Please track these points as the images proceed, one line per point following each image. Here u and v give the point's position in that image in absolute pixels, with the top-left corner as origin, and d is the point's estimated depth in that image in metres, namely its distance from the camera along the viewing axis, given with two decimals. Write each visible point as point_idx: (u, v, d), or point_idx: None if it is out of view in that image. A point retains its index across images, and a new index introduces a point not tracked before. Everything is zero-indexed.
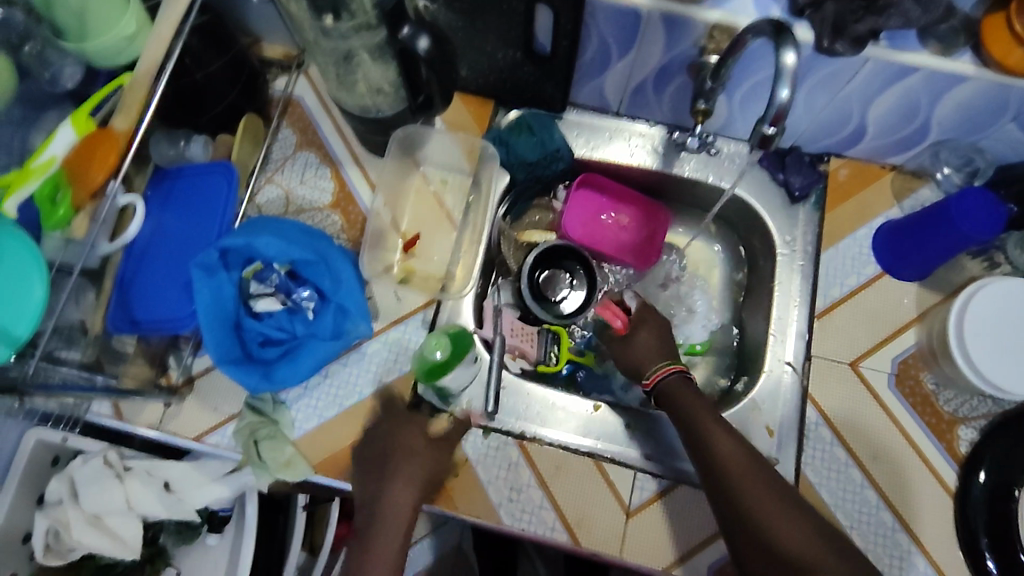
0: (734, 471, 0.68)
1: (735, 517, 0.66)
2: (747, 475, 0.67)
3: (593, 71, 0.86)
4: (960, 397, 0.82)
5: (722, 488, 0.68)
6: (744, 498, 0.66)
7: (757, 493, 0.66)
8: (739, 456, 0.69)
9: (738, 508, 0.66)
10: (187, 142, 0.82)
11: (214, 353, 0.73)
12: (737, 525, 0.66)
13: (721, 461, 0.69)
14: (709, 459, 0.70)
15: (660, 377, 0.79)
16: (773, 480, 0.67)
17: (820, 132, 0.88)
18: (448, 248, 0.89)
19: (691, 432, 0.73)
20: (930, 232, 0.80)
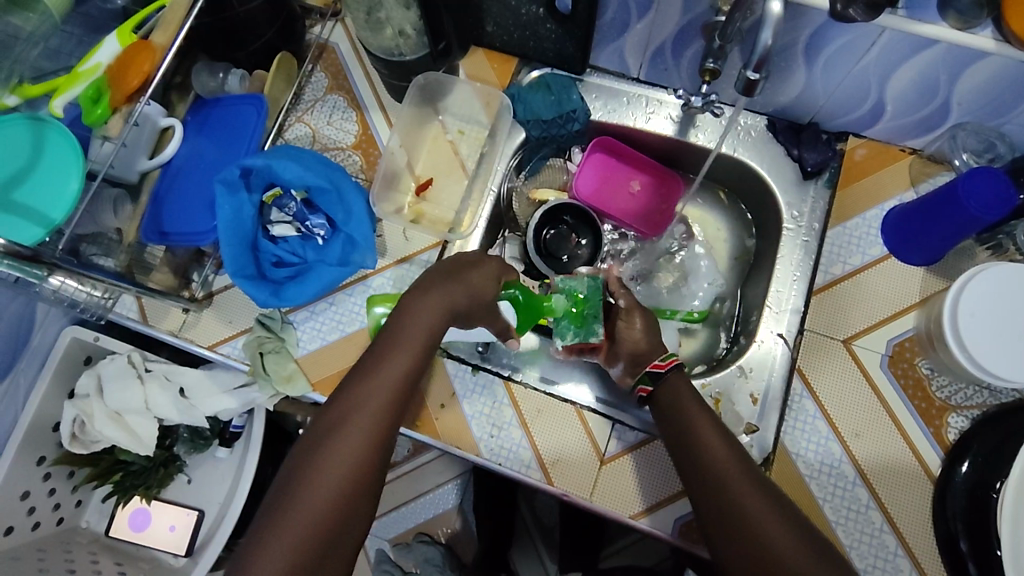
0: (727, 475, 0.65)
1: (726, 524, 0.63)
2: (740, 481, 0.65)
3: (613, 33, 0.88)
4: (955, 384, 0.81)
5: (713, 495, 0.65)
6: (736, 504, 0.63)
7: (752, 501, 0.63)
8: (733, 462, 0.66)
9: (729, 515, 0.63)
10: (226, 74, 0.88)
11: (230, 267, 0.79)
12: (728, 535, 0.62)
13: (713, 465, 0.66)
14: (698, 466, 0.67)
15: (670, 366, 0.76)
16: (766, 488, 0.64)
17: (838, 107, 0.88)
18: (458, 194, 0.94)
19: (683, 431, 0.71)
20: (939, 213, 0.79)
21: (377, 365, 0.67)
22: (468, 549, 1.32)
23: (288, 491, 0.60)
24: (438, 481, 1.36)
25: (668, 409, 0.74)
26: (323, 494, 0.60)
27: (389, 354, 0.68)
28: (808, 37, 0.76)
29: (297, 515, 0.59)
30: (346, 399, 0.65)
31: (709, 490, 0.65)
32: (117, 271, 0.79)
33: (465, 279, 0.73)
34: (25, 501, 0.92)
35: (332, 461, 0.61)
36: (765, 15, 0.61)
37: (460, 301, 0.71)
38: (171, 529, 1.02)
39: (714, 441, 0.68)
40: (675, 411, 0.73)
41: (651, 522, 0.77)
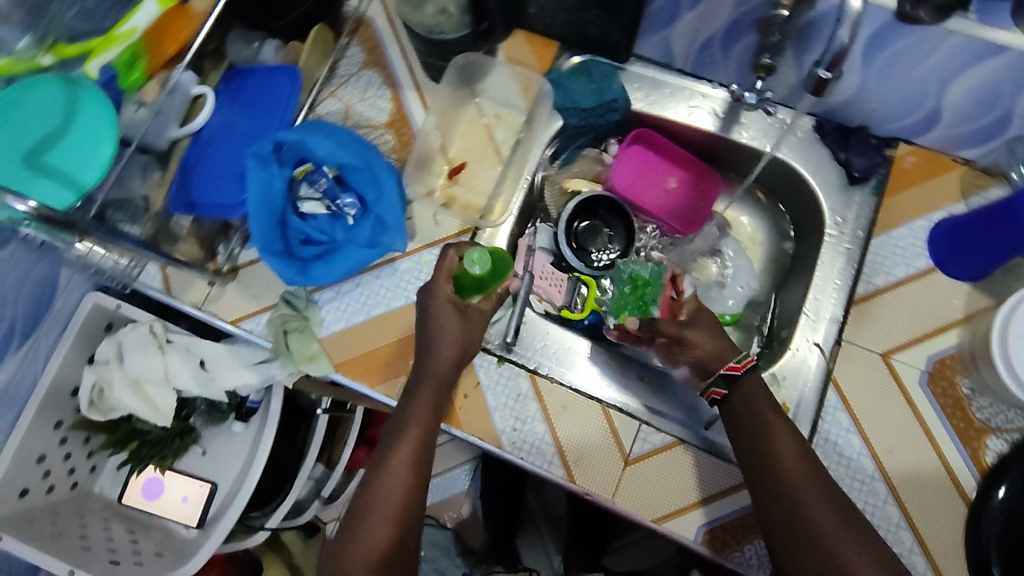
0: (800, 489, 0.65)
1: (796, 538, 0.64)
2: (813, 495, 0.65)
3: (661, 22, 0.85)
4: (996, 406, 0.78)
5: (784, 508, 0.65)
6: (809, 520, 0.64)
7: (825, 517, 0.64)
8: (807, 474, 0.66)
9: (801, 529, 0.64)
10: (261, 44, 0.88)
11: (258, 242, 0.77)
12: (799, 548, 0.64)
13: (785, 476, 0.66)
14: (770, 477, 0.67)
15: (747, 368, 0.73)
16: (839, 504, 0.65)
17: (891, 113, 0.85)
18: (491, 180, 0.91)
19: (753, 433, 0.70)
20: (990, 229, 0.76)
21: (420, 381, 0.74)
22: (475, 536, 1.31)
23: (364, 499, 0.69)
24: (448, 466, 1.35)
25: (740, 409, 0.72)
26: (394, 501, 0.68)
27: (427, 371, 0.74)
28: (869, 38, 0.73)
29: (375, 519, 0.67)
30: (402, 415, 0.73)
31: (779, 502, 0.66)
32: (142, 240, 0.76)
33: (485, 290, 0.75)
34: (40, 464, 0.91)
35: (398, 471, 0.69)
36: (839, 10, 0.58)
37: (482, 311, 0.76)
38: (184, 500, 1.01)
39: (788, 451, 0.68)
40: (751, 415, 0.71)
41: (673, 527, 0.76)
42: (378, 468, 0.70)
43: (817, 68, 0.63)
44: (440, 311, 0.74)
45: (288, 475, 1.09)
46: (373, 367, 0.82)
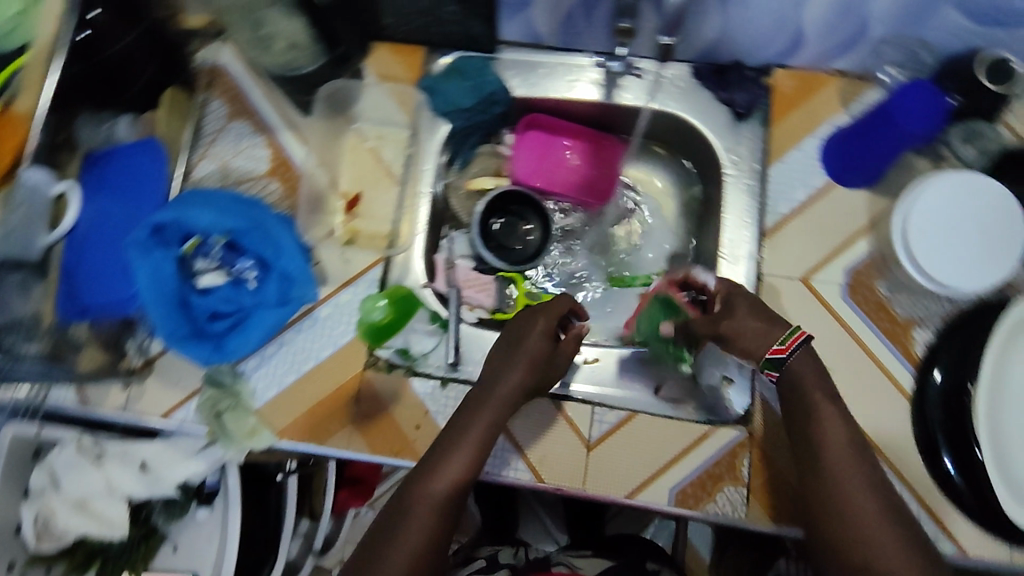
0: (842, 485, 0.65)
1: (824, 508, 0.65)
2: (858, 490, 0.64)
3: (519, 4, 0.83)
4: (914, 300, 0.81)
5: (815, 479, 0.67)
6: (836, 493, 0.65)
7: (854, 489, 0.64)
8: (852, 472, 0.65)
9: (827, 499, 0.65)
10: (112, 122, 0.82)
11: (162, 332, 0.75)
12: (821, 517, 0.65)
13: (830, 471, 0.66)
14: (811, 451, 0.68)
15: (794, 347, 0.71)
16: (874, 478, 0.65)
17: (760, 43, 0.85)
18: (391, 203, 0.88)
19: (801, 420, 0.69)
20: (872, 133, 0.82)
21: (480, 402, 0.72)
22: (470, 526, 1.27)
23: (399, 506, 0.66)
24: None
25: (791, 396, 0.71)
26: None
27: (490, 395, 0.72)
28: None
29: None
30: (457, 427, 0.71)
31: (810, 476, 0.67)
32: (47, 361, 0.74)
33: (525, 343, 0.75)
34: None
35: (427, 511, 0.65)
36: None
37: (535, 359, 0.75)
38: None
39: (833, 432, 0.67)
40: (795, 394, 0.71)
41: (645, 499, 0.77)
42: (390, 534, 0.65)
43: None
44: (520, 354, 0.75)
45: (271, 545, 1.06)
46: (319, 423, 0.80)
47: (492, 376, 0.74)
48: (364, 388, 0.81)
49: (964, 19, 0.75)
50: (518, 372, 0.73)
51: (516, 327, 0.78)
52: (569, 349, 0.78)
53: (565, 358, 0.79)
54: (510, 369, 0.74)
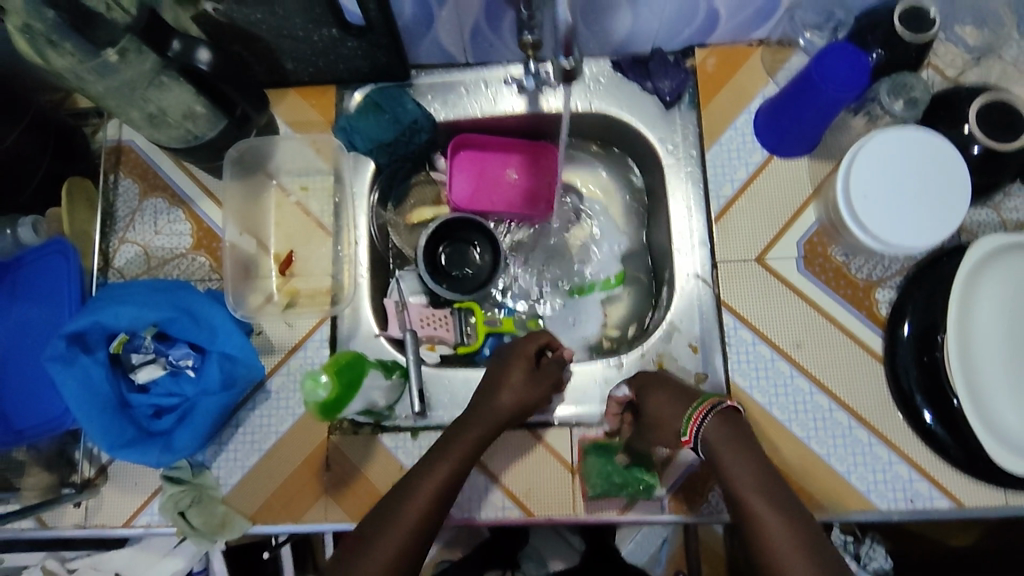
0: (783, 564, 0.56)
1: (761, 569, 0.58)
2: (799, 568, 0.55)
3: (421, 27, 0.79)
4: (871, 260, 0.79)
5: (748, 537, 0.59)
6: (767, 553, 0.57)
7: (784, 542, 0.57)
8: (790, 544, 0.56)
9: (762, 560, 0.57)
10: (14, 227, 0.78)
11: (103, 442, 0.69)
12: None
13: (766, 550, 0.57)
14: (737, 507, 0.60)
15: (695, 435, 0.64)
16: (806, 528, 0.57)
17: (674, 26, 0.83)
18: (327, 257, 0.84)
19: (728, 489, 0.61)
20: (802, 102, 0.77)
21: (472, 417, 0.71)
22: None
23: (385, 512, 0.63)
24: None
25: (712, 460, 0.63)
26: None
27: (485, 412, 0.71)
28: None
29: None
30: (449, 438, 0.69)
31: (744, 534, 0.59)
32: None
33: (512, 378, 0.73)
34: None
35: None
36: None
37: (529, 373, 0.74)
38: None
39: (749, 481, 0.60)
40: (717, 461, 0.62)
41: (638, 513, 0.74)
42: None
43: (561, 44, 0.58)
44: (512, 368, 0.74)
45: None
46: (291, 499, 0.76)
47: (481, 401, 0.72)
48: (332, 453, 0.77)
49: None
50: (509, 390, 0.72)
51: (500, 365, 0.76)
52: (550, 378, 0.75)
53: (552, 385, 0.76)
54: (500, 390, 0.72)
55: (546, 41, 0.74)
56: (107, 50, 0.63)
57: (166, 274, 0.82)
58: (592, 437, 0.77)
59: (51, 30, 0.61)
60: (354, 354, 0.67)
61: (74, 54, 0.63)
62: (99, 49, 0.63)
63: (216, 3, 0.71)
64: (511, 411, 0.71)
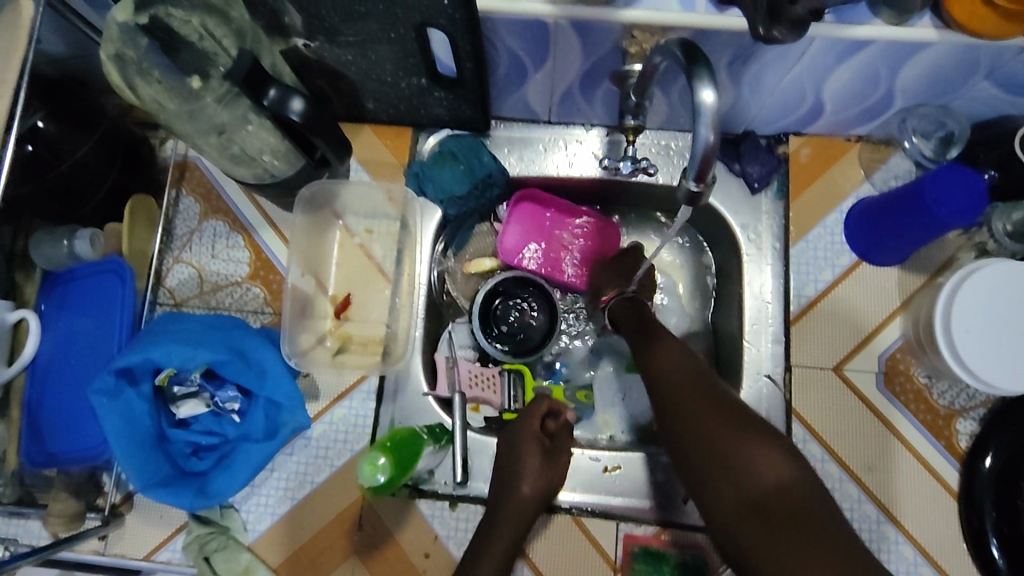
0: (688, 402, 0.63)
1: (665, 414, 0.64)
2: (704, 404, 0.62)
3: (511, 85, 0.75)
4: (954, 387, 0.76)
5: (655, 389, 0.67)
6: (669, 392, 0.65)
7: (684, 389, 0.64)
8: (694, 389, 0.64)
9: (667, 404, 0.65)
10: (71, 239, 0.74)
11: (137, 479, 0.67)
12: (672, 425, 0.63)
13: (672, 398, 0.64)
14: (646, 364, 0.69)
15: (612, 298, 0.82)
16: (702, 374, 0.65)
17: (773, 114, 0.78)
18: (384, 304, 0.81)
19: (643, 361, 0.70)
20: (906, 218, 0.72)
21: (501, 517, 0.68)
22: None
23: None
24: None
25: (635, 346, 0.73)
26: None
27: (510, 509, 0.68)
28: (729, 60, 0.67)
29: None
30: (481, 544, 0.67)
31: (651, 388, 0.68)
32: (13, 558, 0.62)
33: (528, 462, 0.71)
34: None
35: None
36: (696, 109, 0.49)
37: (544, 459, 0.72)
38: None
39: (661, 341, 0.70)
40: (637, 348, 0.72)
41: None
42: None
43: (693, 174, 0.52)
44: (530, 449, 0.71)
45: None
46: (321, 555, 0.74)
47: (503, 492, 0.70)
48: (366, 513, 0.74)
49: (998, 90, 0.69)
50: (529, 484, 0.69)
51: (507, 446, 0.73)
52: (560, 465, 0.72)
53: (566, 455, 0.73)
54: (518, 480, 0.69)
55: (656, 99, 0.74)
56: (192, 76, 0.63)
57: (219, 301, 0.79)
58: (639, 540, 0.73)
59: (142, 58, 0.62)
60: (412, 429, 0.71)
61: (161, 82, 0.63)
62: (185, 76, 0.63)
63: (307, 41, 0.66)
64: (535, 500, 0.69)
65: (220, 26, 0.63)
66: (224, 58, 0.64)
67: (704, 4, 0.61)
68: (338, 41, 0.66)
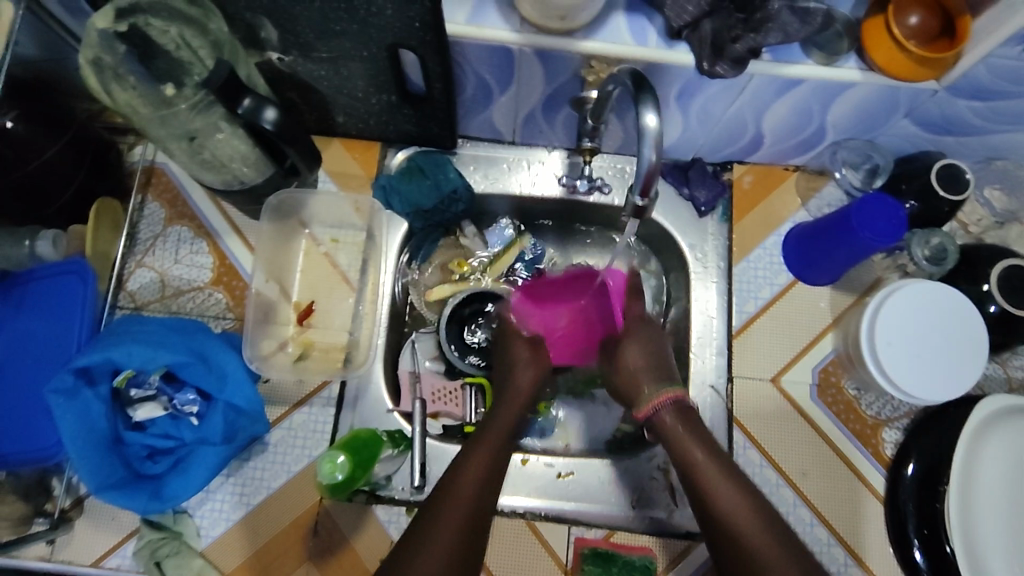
0: (736, 523, 0.61)
1: (705, 520, 0.63)
2: (750, 525, 0.61)
3: (477, 106, 0.79)
4: (881, 399, 0.82)
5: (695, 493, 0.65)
6: (718, 511, 0.63)
7: (771, 560, 0.58)
8: (745, 515, 0.61)
9: (705, 509, 0.64)
10: (32, 241, 0.74)
11: (91, 482, 0.67)
12: (708, 525, 0.63)
13: (725, 520, 0.62)
14: (701, 500, 0.64)
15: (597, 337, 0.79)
16: (773, 531, 0.60)
17: (719, 143, 0.84)
18: (348, 312, 0.83)
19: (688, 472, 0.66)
20: (836, 241, 0.78)
21: (480, 438, 0.69)
22: None
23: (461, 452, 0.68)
24: None
25: (676, 449, 0.68)
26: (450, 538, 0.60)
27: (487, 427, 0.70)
28: (679, 90, 0.72)
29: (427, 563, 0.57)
30: (425, 528, 0.60)
31: (711, 530, 0.63)
32: None
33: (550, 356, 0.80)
34: None
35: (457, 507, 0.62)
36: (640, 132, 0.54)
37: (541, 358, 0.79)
38: None
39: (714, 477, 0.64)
40: (679, 445, 0.68)
41: None
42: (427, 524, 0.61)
43: (636, 191, 0.57)
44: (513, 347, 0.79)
45: None
46: (273, 561, 0.74)
47: (451, 470, 0.66)
48: (322, 519, 0.75)
49: (915, 128, 0.77)
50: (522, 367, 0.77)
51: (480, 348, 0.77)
52: (495, 437, 0.70)
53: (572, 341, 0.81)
54: (513, 372, 0.77)
55: (610, 122, 0.79)
56: (167, 84, 0.65)
57: (180, 305, 0.80)
58: (590, 542, 0.76)
59: (120, 64, 0.64)
60: (371, 431, 0.73)
61: (136, 88, 0.65)
62: (159, 84, 0.65)
63: (282, 55, 0.69)
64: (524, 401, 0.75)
65: (198, 37, 0.65)
66: (199, 68, 0.66)
67: (655, 39, 0.66)
68: (313, 56, 0.69)
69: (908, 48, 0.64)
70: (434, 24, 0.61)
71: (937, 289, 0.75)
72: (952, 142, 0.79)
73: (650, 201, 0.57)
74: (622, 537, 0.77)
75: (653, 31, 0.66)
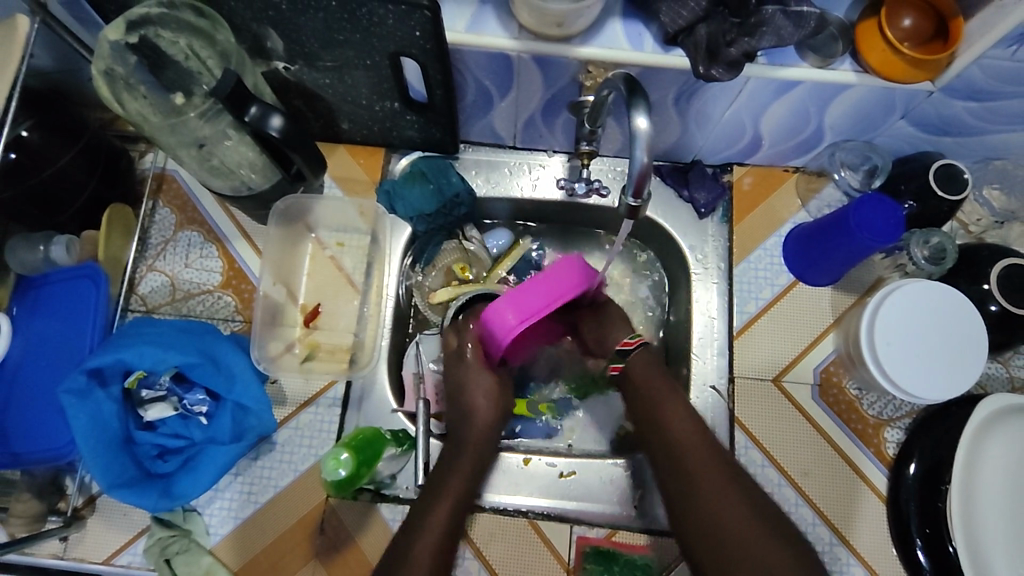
0: (687, 452, 0.69)
1: (662, 449, 0.71)
2: (700, 454, 0.69)
3: (478, 112, 0.81)
4: (882, 399, 0.82)
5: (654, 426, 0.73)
6: (676, 441, 0.71)
7: (725, 510, 0.64)
8: (696, 444, 0.70)
9: (663, 442, 0.71)
10: (47, 245, 0.77)
11: (103, 480, 0.68)
12: (662, 456, 0.71)
13: (678, 446, 0.70)
14: (659, 432, 0.72)
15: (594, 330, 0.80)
16: (724, 463, 0.68)
17: (718, 145, 0.85)
18: (353, 314, 0.84)
19: (650, 408, 0.74)
20: (835, 241, 0.78)
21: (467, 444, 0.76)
22: None
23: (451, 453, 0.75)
24: None
25: (638, 393, 0.76)
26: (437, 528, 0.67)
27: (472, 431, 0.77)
28: (675, 94, 0.73)
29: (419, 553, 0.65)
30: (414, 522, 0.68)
31: (665, 462, 0.71)
32: None
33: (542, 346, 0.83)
34: None
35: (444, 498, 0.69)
36: (631, 136, 0.55)
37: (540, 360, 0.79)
38: None
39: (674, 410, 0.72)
40: (646, 385, 0.76)
41: None
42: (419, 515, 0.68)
43: (631, 190, 0.57)
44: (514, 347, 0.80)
45: None
46: (280, 559, 0.75)
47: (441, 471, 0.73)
48: (328, 517, 0.76)
49: (912, 129, 0.77)
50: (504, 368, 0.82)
51: (467, 361, 0.80)
52: (480, 435, 0.77)
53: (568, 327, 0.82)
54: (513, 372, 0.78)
55: (609, 126, 0.80)
56: (176, 93, 0.69)
57: (189, 308, 0.82)
58: (591, 541, 0.77)
59: (131, 75, 0.66)
60: (375, 430, 0.75)
61: (147, 97, 0.67)
62: (169, 93, 0.69)
63: (288, 64, 0.71)
64: (495, 421, 0.78)
65: (205, 48, 0.67)
66: (207, 78, 0.68)
67: (650, 44, 0.67)
68: (318, 65, 0.71)
69: (903, 51, 0.65)
70: (434, 33, 0.63)
71: (936, 288, 0.75)
72: (951, 143, 0.79)
73: (644, 202, 0.58)
74: (624, 537, 0.77)
75: (648, 36, 0.68)
